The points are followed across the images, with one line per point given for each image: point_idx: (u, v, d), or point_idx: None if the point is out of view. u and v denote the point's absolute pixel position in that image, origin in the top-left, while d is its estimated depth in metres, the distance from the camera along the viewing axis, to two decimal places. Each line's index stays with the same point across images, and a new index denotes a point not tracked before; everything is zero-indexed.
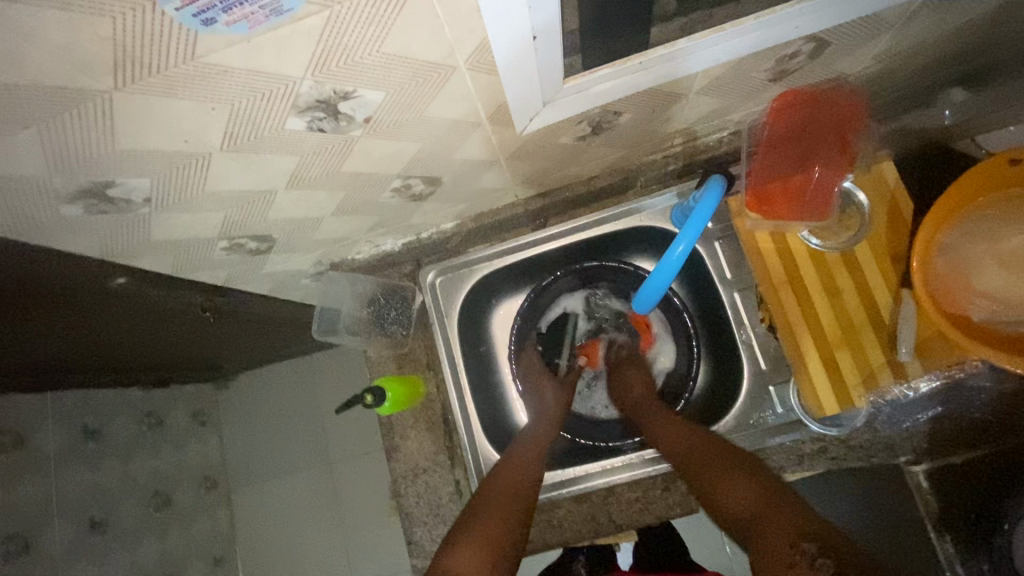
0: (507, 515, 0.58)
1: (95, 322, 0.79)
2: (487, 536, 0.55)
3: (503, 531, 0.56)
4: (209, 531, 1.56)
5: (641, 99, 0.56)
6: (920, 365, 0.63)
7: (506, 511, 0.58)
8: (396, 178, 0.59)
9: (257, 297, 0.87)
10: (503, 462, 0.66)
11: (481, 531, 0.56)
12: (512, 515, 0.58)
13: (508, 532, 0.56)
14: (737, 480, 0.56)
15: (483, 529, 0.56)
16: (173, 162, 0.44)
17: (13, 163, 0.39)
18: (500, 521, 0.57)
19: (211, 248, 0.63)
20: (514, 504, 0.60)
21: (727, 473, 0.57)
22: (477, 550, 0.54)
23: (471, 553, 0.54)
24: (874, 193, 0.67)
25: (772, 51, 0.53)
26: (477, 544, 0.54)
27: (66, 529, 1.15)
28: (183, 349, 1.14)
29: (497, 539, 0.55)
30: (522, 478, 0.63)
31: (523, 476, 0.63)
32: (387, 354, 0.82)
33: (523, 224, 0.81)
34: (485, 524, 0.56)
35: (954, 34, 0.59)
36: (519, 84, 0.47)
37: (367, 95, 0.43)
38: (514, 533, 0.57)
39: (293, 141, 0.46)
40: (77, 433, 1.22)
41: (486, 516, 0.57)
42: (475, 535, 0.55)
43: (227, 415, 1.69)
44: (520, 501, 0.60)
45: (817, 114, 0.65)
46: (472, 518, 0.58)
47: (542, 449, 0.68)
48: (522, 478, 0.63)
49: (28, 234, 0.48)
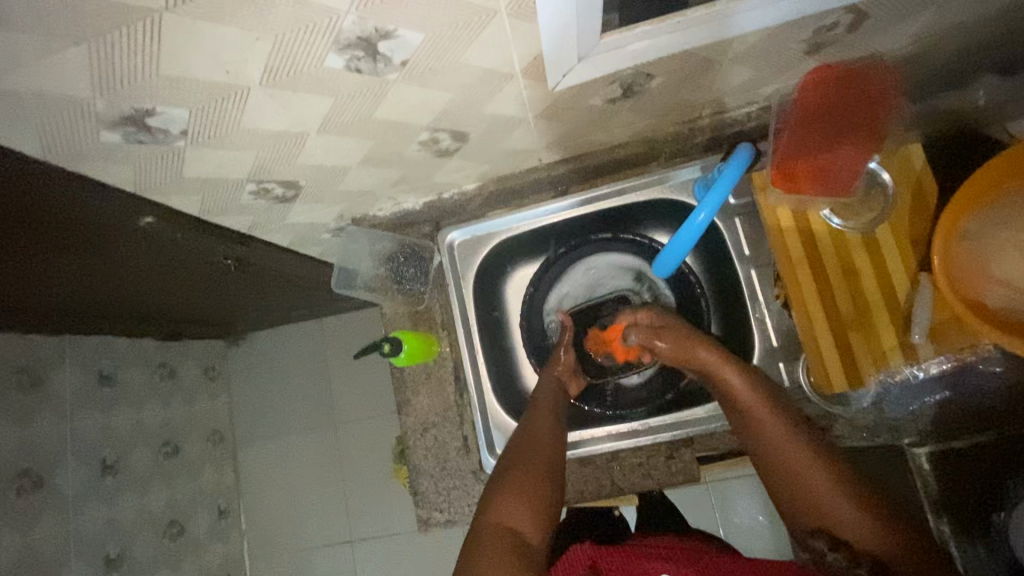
0: (547, 466, 0.62)
1: (120, 262, 0.81)
2: (528, 489, 0.59)
3: (542, 483, 0.60)
4: (216, 482, 1.60)
5: (675, 62, 0.56)
6: (932, 348, 0.62)
7: (540, 464, 0.62)
8: (425, 130, 0.60)
9: (278, 248, 0.88)
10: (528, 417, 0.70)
11: (519, 485, 0.59)
12: (547, 467, 0.62)
13: (546, 483, 0.60)
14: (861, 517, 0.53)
15: (522, 482, 0.60)
16: (213, 94, 0.45)
17: (61, 81, 0.40)
18: (539, 476, 0.61)
19: (239, 191, 0.64)
20: (546, 456, 0.63)
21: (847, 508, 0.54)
22: (521, 501, 0.58)
23: (516, 504, 0.58)
24: (900, 174, 0.67)
25: (812, 19, 0.53)
26: (519, 496, 0.58)
27: (78, 468, 1.19)
28: (199, 301, 1.16)
29: (538, 491, 0.59)
30: (551, 435, 0.67)
31: (548, 432, 0.67)
32: (402, 311, 0.84)
33: (544, 190, 0.81)
34: (524, 478, 0.60)
35: (998, 13, 0.58)
36: (556, 35, 0.47)
37: (407, 36, 0.43)
38: (552, 483, 0.61)
39: (330, 81, 0.47)
40: (92, 377, 1.26)
41: (522, 469, 0.61)
42: (515, 487, 0.59)
43: (237, 371, 1.71)
44: (555, 457, 0.64)
45: (852, 90, 0.63)
46: (512, 473, 0.61)
47: (558, 403, 0.73)
48: (550, 434, 0.66)
49: (68, 160, 0.50)
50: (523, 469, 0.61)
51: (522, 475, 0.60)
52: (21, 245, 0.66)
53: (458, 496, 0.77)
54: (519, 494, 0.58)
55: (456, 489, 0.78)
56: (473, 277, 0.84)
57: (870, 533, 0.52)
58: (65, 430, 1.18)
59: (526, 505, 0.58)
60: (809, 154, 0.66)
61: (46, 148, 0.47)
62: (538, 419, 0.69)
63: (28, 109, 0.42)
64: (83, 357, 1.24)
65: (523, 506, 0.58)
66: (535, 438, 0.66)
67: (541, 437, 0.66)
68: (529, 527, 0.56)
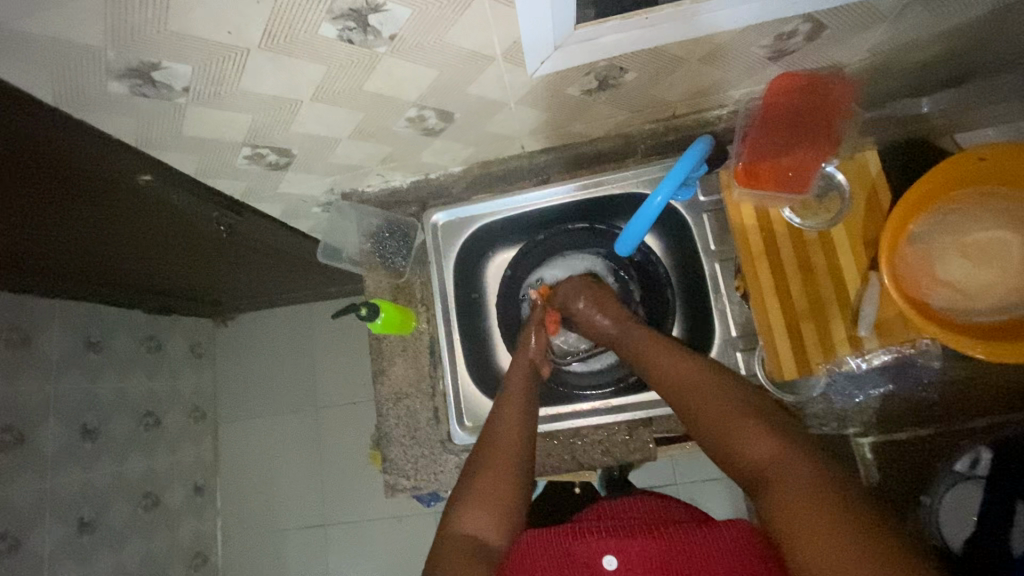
0: (511, 461, 0.64)
1: (115, 223, 0.84)
2: (492, 496, 0.61)
3: (507, 487, 0.62)
4: (194, 458, 1.62)
5: (646, 57, 0.60)
6: (876, 341, 0.66)
7: (504, 467, 0.63)
8: (412, 107, 0.64)
9: (269, 219, 0.92)
10: (497, 409, 0.71)
11: (480, 491, 0.61)
12: (513, 467, 0.64)
13: (511, 487, 0.62)
14: (752, 437, 0.57)
15: (485, 488, 0.61)
16: (215, 54, 0.49)
17: (76, 28, 0.44)
18: (500, 476, 0.63)
19: (235, 154, 0.68)
20: (512, 456, 0.65)
21: (740, 432, 0.58)
22: (484, 507, 0.60)
23: (478, 512, 0.60)
24: (855, 178, 0.71)
25: (771, 26, 0.58)
26: (482, 504, 0.60)
27: (60, 430, 1.22)
28: (189, 273, 1.19)
29: (502, 497, 0.61)
30: (519, 429, 0.67)
31: (513, 427, 0.68)
32: (385, 284, 0.87)
33: (526, 177, 0.86)
34: (487, 483, 0.62)
35: (946, 33, 0.63)
36: (533, 23, 0.51)
37: (395, 11, 0.48)
38: (518, 485, 0.63)
39: (323, 49, 0.51)
40: (80, 343, 1.28)
41: (487, 473, 0.63)
42: (477, 493, 0.61)
43: (222, 350, 1.73)
44: (520, 452, 0.65)
45: (809, 99, 0.68)
46: (475, 478, 0.63)
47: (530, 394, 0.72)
48: (515, 428, 0.67)
49: (76, 107, 0.54)
50: (486, 471, 0.63)
51: (484, 481, 0.62)
52: (23, 196, 0.69)
53: (425, 464, 0.81)
54: (482, 501, 0.61)
55: (423, 457, 0.81)
56: (454, 256, 0.88)
57: (765, 449, 0.55)
58: (49, 391, 1.20)
59: (489, 512, 0.60)
60: (772, 154, 0.71)
61: (58, 94, 0.51)
62: (504, 412, 0.69)
63: (43, 53, 0.46)
64: (73, 323, 1.26)
65: (486, 512, 0.60)
66: (500, 434, 0.67)
67: (506, 433, 0.67)
68: (493, 532, 0.59)
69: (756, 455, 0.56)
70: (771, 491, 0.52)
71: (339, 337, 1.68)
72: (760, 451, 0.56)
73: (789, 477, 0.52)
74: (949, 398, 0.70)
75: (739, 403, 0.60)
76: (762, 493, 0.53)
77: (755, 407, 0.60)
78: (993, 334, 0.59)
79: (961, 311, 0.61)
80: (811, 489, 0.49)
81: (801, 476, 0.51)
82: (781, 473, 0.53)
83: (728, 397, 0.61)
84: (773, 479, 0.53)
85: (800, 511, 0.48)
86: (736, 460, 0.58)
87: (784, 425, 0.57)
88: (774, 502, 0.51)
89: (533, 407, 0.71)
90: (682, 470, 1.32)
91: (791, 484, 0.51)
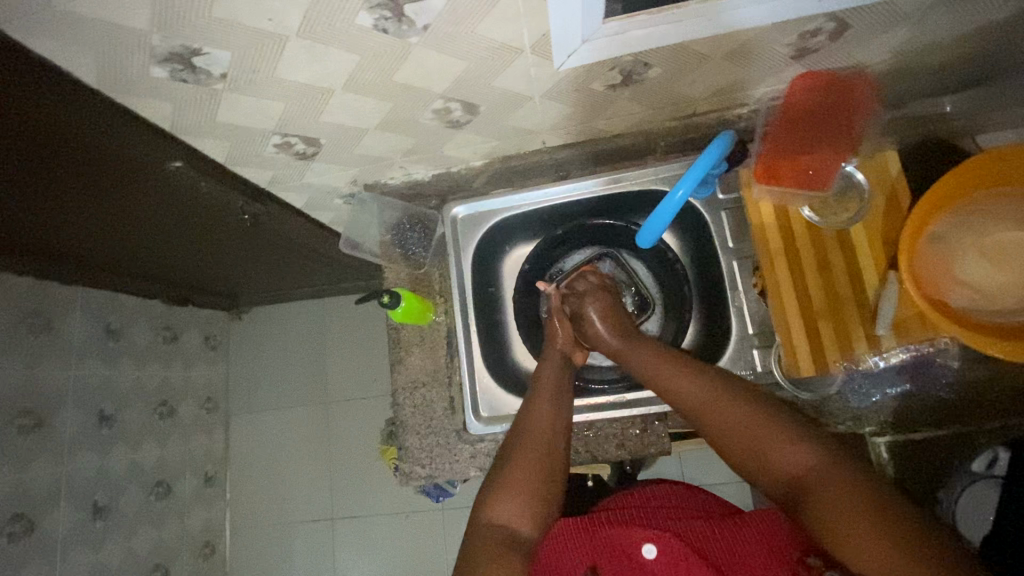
0: (544, 459, 0.63)
1: (143, 212, 0.86)
2: (526, 487, 0.61)
3: (540, 480, 0.62)
4: (206, 449, 1.63)
5: (671, 53, 0.62)
6: (894, 339, 0.66)
7: (538, 460, 0.63)
8: (438, 99, 0.66)
9: (292, 210, 0.93)
10: (528, 403, 0.70)
11: (510, 484, 0.61)
12: (547, 459, 0.64)
13: (543, 481, 0.62)
14: (785, 448, 0.56)
15: (519, 480, 0.61)
16: (254, 40, 0.51)
17: (125, 11, 0.45)
18: (534, 472, 0.62)
19: (265, 143, 0.70)
20: (541, 452, 0.64)
21: (772, 442, 0.57)
22: (517, 499, 0.60)
23: (508, 504, 0.60)
24: (875, 178, 0.71)
25: (795, 24, 0.59)
26: (515, 495, 0.61)
27: (78, 415, 1.24)
28: (209, 264, 1.21)
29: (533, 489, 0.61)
30: (551, 428, 0.66)
31: (546, 423, 0.67)
32: (404, 275, 0.89)
33: (546, 173, 0.87)
34: (519, 475, 0.62)
35: (969, 34, 0.64)
36: (563, 16, 0.53)
37: (430, 1, 0.49)
38: (551, 477, 0.63)
39: (358, 38, 0.53)
40: (99, 330, 1.30)
41: (515, 466, 0.63)
42: (505, 485, 0.61)
43: (236, 342, 1.76)
44: (552, 451, 0.64)
45: (831, 98, 0.68)
46: (508, 469, 0.63)
47: (563, 388, 0.72)
48: (547, 425, 0.66)
49: (118, 91, 0.55)
50: (519, 465, 0.63)
51: (518, 473, 0.62)
52: (57, 180, 0.71)
53: (440, 454, 0.82)
54: (516, 491, 0.61)
55: (438, 447, 0.82)
56: (472, 250, 0.89)
57: (800, 460, 0.55)
58: (68, 376, 1.22)
59: (519, 503, 0.60)
60: (792, 153, 0.72)
61: (103, 77, 0.53)
62: (534, 411, 0.68)
63: (93, 36, 0.47)
64: (95, 311, 1.28)
65: (519, 503, 0.60)
66: (533, 429, 0.66)
67: (540, 428, 0.66)
68: (526, 523, 0.59)
69: (790, 464, 0.55)
70: (812, 502, 0.52)
71: (350, 331, 1.69)
72: (795, 461, 0.55)
73: (828, 491, 0.51)
74: (966, 398, 0.70)
75: (764, 411, 0.59)
76: (802, 504, 0.53)
77: (782, 416, 0.58)
78: (1014, 334, 0.58)
79: (980, 311, 0.61)
80: (856, 498, 0.49)
81: (843, 486, 0.51)
82: (818, 486, 0.52)
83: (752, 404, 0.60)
84: (813, 491, 0.52)
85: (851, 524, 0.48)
86: (767, 470, 0.57)
87: (813, 430, 0.57)
88: (817, 514, 0.51)
89: (565, 401, 0.70)
90: (692, 472, 1.31)
91: (834, 495, 0.51)
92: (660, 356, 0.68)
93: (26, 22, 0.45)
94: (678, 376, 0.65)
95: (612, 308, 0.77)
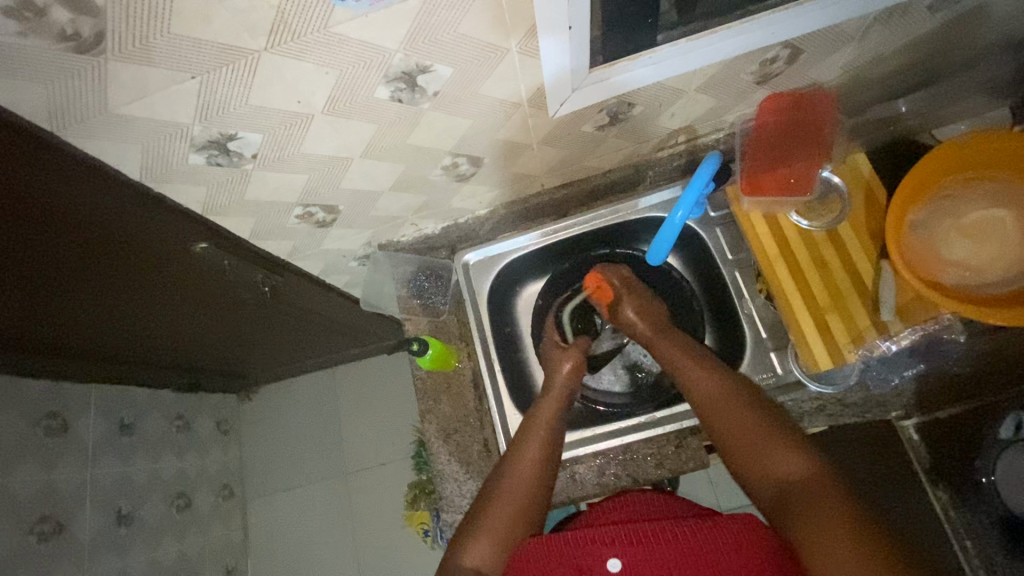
0: (524, 503, 0.66)
1: (163, 302, 0.89)
2: (500, 533, 0.64)
3: (516, 527, 0.64)
4: (225, 540, 1.57)
5: (651, 92, 0.69)
6: (901, 323, 0.69)
7: (515, 506, 0.66)
8: (447, 156, 0.72)
9: (309, 278, 0.98)
10: (517, 446, 0.73)
11: (490, 527, 0.64)
12: (528, 502, 0.66)
13: (520, 526, 0.65)
14: (782, 457, 0.60)
15: (495, 525, 0.64)
16: (284, 121, 0.57)
17: (172, 107, 0.51)
18: (514, 517, 0.65)
19: (288, 215, 0.75)
20: (526, 495, 0.67)
21: (775, 450, 0.61)
22: (491, 542, 0.63)
23: (484, 547, 0.63)
24: (851, 179, 0.77)
25: (756, 54, 0.67)
26: (490, 537, 0.64)
27: (96, 517, 1.20)
28: (222, 346, 1.23)
29: (510, 536, 0.64)
30: (535, 480, 0.68)
31: (530, 471, 0.69)
32: (424, 325, 0.92)
33: (547, 213, 0.93)
34: (498, 517, 0.65)
35: (906, 44, 0.72)
36: (556, 69, 0.60)
37: (439, 70, 0.55)
38: (528, 527, 0.65)
39: (376, 110, 0.59)
40: (113, 426, 1.29)
41: (497, 511, 0.65)
42: (484, 527, 0.64)
43: (248, 423, 1.73)
44: (535, 503, 0.67)
45: (798, 116, 0.78)
46: (486, 512, 0.66)
47: (554, 434, 0.74)
48: (534, 476, 0.69)
49: (157, 180, 0.60)
50: (499, 509, 0.66)
51: (498, 518, 0.65)
52: (84, 279, 0.73)
53: None
54: (493, 535, 0.64)
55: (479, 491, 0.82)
56: (486, 292, 0.93)
57: (796, 467, 0.59)
58: (85, 477, 1.19)
59: (496, 548, 0.63)
60: (770, 168, 0.79)
61: (146, 170, 0.58)
62: (522, 459, 0.70)
63: (142, 134, 0.52)
64: (107, 406, 1.27)
65: (492, 547, 0.63)
66: (516, 472, 0.69)
67: (523, 473, 0.69)
68: (498, 568, 0.62)
69: (785, 468, 0.60)
70: (802, 503, 0.55)
71: (363, 394, 1.69)
72: (790, 465, 0.60)
73: (815, 492, 0.55)
74: (980, 373, 0.72)
75: (772, 421, 0.64)
76: (789, 506, 0.56)
77: (788, 431, 0.63)
78: (1006, 303, 0.61)
79: (973, 287, 0.64)
80: (835, 505, 0.53)
81: (828, 492, 0.55)
82: (806, 489, 0.56)
83: (758, 411, 0.65)
84: (802, 496, 0.56)
85: (820, 521, 0.52)
86: (765, 476, 0.61)
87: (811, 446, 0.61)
88: (799, 513, 0.55)
89: (554, 452, 0.72)
90: (727, 497, 1.29)
91: (821, 499, 0.54)
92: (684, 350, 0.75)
93: (81, 128, 0.50)
94: (698, 372, 0.72)
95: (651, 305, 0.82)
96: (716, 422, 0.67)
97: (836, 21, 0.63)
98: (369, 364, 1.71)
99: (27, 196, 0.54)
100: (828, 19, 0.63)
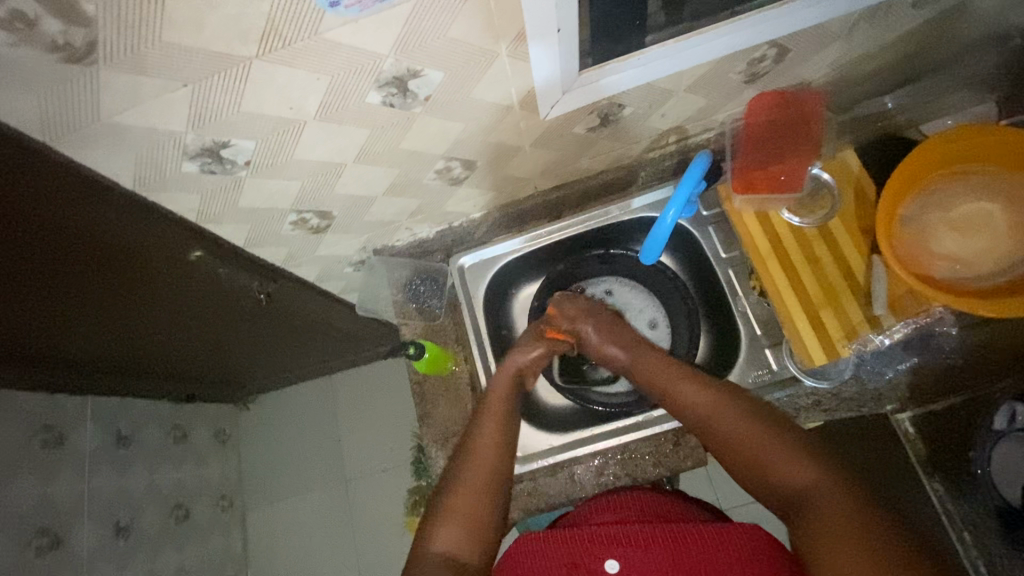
0: (488, 482, 0.67)
1: (159, 312, 0.88)
2: (467, 514, 0.64)
3: (483, 505, 0.65)
4: (224, 550, 1.56)
5: (641, 93, 0.70)
6: (893, 317, 0.71)
7: (479, 491, 0.66)
8: (440, 160, 0.72)
9: (304, 284, 0.98)
10: (475, 427, 0.73)
11: (456, 510, 0.64)
12: (493, 480, 0.67)
13: (487, 505, 0.65)
14: (786, 464, 0.60)
15: (462, 507, 0.64)
16: (277, 127, 0.57)
17: (165, 116, 0.51)
18: (480, 496, 0.65)
19: (283, 221, 0.75)
20: (491, 472, 0.68)
21: (776, 458, 0.61)
22: (460, 524, 0.63)
23: (452, 531, 0.63)
24: (841, 175, 0.78)
25: (744, 54, 0.67)
26: (457, 519, 0.64)
27: (94, 530, 1.19)
28: (218, 355, 1.22)
29: (478, 515, 0.64)
30: (496, 456, 0.69)
31: (490, 447, 0.70)
32: (420, 329, 0.92)
33: (541, 215, 0.94)
34: (464, 503, 0.65)
35: (892, 42, 0.73)
36: (546, 72, 0.60)
37: (430, 75, 0.56)
38: (495, 504, 0.66)
39: (369, 115, 0.59)
40: (111, 437, 1.28)
41: (462, 493, 0.65)
42: (451, 512, 0.64)
43: (246, 432, 1.73)
44: (499, 479, 0.68)
45: (788, 113, 0.78)
46: (451, 496, 0.66)
47: (509, 412, 0.75)
48: (495, 453, 0.69)
49: (151, 189, 0.60)
50: (465, 491, 0.66)
51: (464, 500, 0.65)
52: (79, 291, 0.73)
53: None
54: (460, 518, 0.64)
55: None
56: (482, 295, 0.93)
57: (800, 473, 0.60)
58: (82, 490, 1.18)
59: (466, 530, 0.63)
60: (762, 166, 0.79)
61: (139, 179, 0.58)
62: (481, 439, 0.71)
63: (136, 144, 0.53)
64: (104, 417, 1.27)
65: (462, 531, 0.63)
66: (477, 452, 0.69)
67: (484, 452, 0.69)
68: (469, 548, 0.62)
69: (790, 475, 0.60)
70: (810, 514, 0.56)
71: (361, 400, 1.68)
72: (793, 472, 0.60)
73: (821, 502, 0.56)
74: (974, 364, 0.71)
75: (769, 426, 0.64)
76: (798, 516, 0.57)
77: (787, 434, 0.63)
78: (997, 295, 0.62)
79: (965, 280, 0.65)
80: (843, 515, 0.54)
81: (834, 501, 0.55)
82: (812, 497, 0.57)
83: (754, 418, 0.65)
84: (809, 504, 0.57)
85: (830, 535, 0.53)
86: (771, 483, 0.61)
87: (811, 446, 0.62)
88: (809, 524, 0.55)
89: (512, 426, 0.73)
90: (727, 495, 1.29)
91: (828, 509, 0.55)
92: (667, 363, 0.76)
93: (74, 138, 0.50)
94: (687, 385, 0.71)
95: (608, 319, 0.85)
96: (713, 435, 0.67)
97: (822, 20, 0.64)
98: (367, 371, 1.71)
99: (20, 208, 0.54)
100: (814, 18, 0.64)
